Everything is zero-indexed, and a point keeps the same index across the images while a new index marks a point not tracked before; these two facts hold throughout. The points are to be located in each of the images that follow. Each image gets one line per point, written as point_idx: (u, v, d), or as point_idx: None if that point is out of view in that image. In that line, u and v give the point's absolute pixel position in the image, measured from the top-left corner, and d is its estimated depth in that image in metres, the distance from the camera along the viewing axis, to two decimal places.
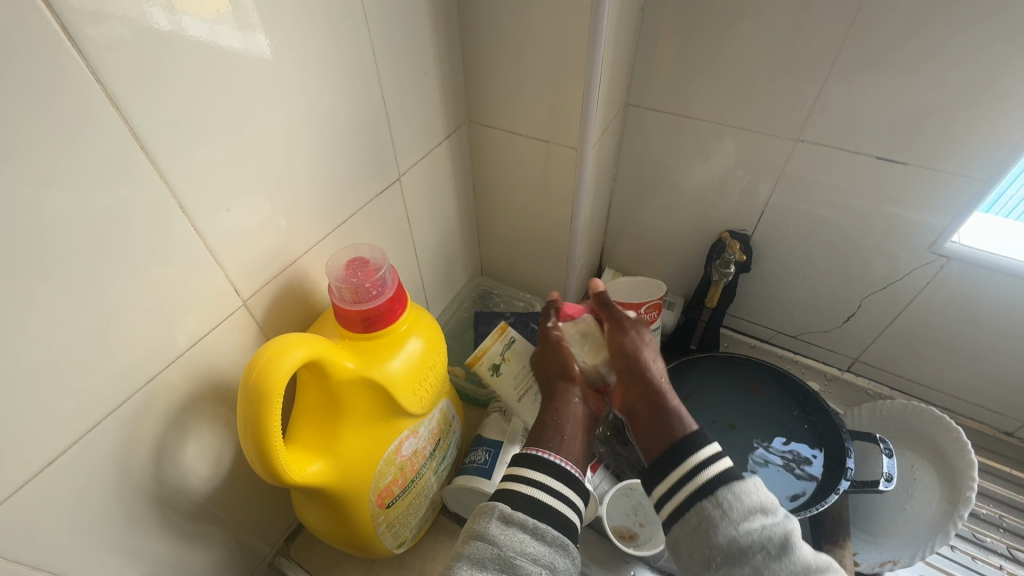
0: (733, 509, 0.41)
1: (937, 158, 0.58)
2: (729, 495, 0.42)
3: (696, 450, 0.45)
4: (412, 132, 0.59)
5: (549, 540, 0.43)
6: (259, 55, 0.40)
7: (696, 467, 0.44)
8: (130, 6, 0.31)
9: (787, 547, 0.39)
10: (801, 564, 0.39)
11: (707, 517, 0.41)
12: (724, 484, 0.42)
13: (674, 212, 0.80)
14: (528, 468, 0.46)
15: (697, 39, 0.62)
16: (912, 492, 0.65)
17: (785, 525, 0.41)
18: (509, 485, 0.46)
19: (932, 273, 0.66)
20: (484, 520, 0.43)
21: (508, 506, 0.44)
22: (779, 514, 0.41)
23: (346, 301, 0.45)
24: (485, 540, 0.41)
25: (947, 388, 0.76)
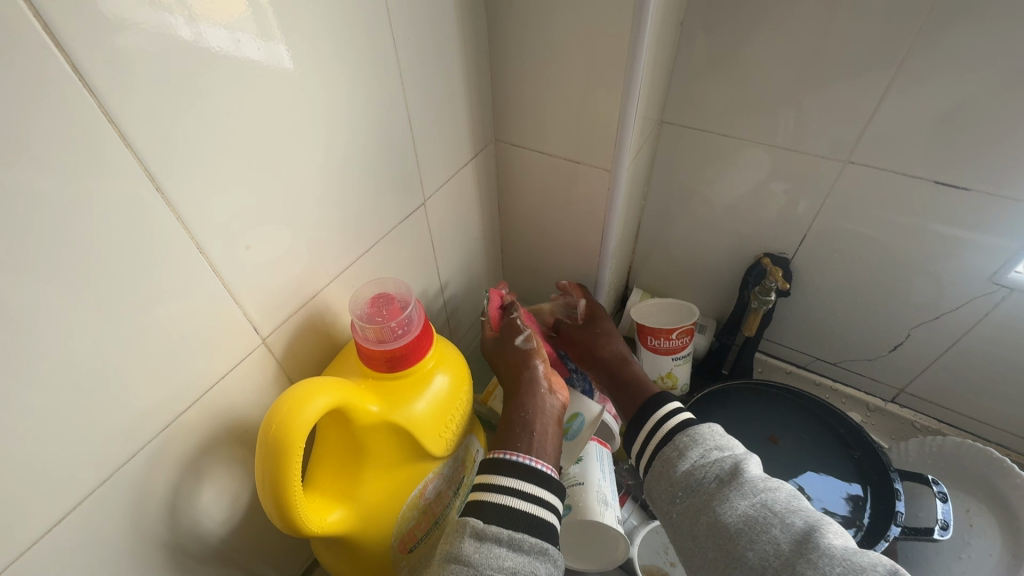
0: (688, 447, 0.50)
1: (1004, 184, 0.54)
2: (686, 438, 0.51)
3: (662, 404, 0.56)
4: (437, 155, 0.57)
5: (528, 548, 0.42)
6: (280, 69, 0.37)
7: (660, 420, 0.54)
8: (153, 16, 0.29)
9: (739, 470, 0.46)
10: (748, 482, 0.45)
11: (669, 458, 0.51)
12: (682, 430, 0.52)
13: (708, 233, 0.76)
14: (499, 473, 0.46)
15: (739, 54, 0.58)
16: (968, 539, 0.61)
17: (737, 457, 0.48)
18: (481, 496, 0.45)
19: (991, 304, 0.61)
20: (457, 540, 0.42)
21: (480, 521, 0.43)
22: (733, 450, 0.49)
23: (370, 341, 0.43)
24: (460, 562, 0.40)
25: (1002, 424, 0.71)
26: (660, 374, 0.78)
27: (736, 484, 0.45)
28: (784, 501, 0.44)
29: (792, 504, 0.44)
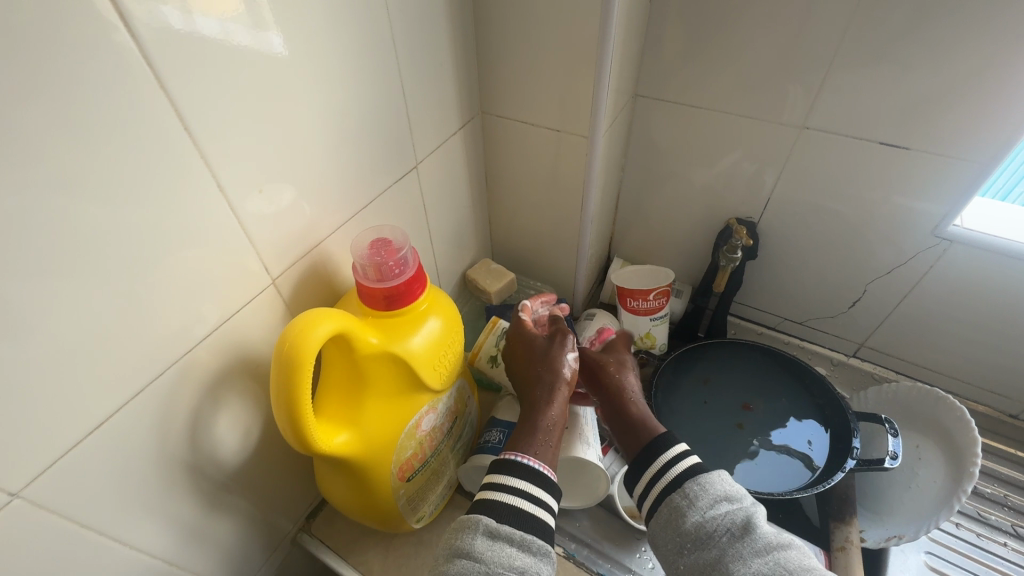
0: (698, 497, 0.51)
1: (941, 144, 0.59)
2: (696, 486, 0.52)
3: (669, 446, 0.56)
4: (428, 123, 0.61)
5: (534, 549, 0.47)
6: (272, 51, 0.41)
7: (668, 463, 0.55)
8: (144, 9, 0.32)
9: (749, 526, 0.49)
10: (761, 539, 0.48)
11: (677, 506, 0.52)
12: (692, 477, 0.53)
13: (681, 200, 0.81)
14: (509, 475, 0.51)
15: (704, 29, 0.64)
16: (917, 470, 0.67)
17: (746, 510, 0.50)
18: (491, 496, 0.50)
19: (935, 256, 0.67)
20: (469, 536, 0.47)
21: (494, 520, 0.48)
22: (740, 503, 0.51)
23: (370, 280, 0.48)
24: (473, 557, 0.45)
25: (951, 371, 0.77)
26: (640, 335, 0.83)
27: (745, 540, 0.48)
28: (796, 560, 0.46)
29: (807, 565, 0.46)
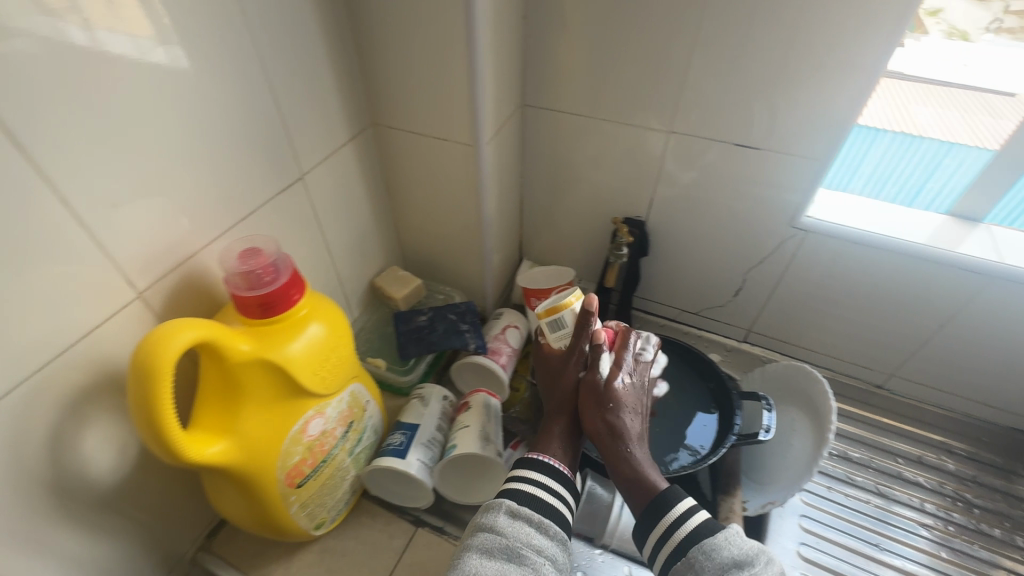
0: (704, 564, 0.48)
1: (786, 144, 0.66)
2: (705, 551, 0.48)
3: (678, 501, 0.52)
4: (310, 134, 0.63)
5: (552, 535, 0.51)
6: (176, 63, 0.46)
7: (676, 520, 0.51)
8: (48, 26, 0.36)
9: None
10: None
11: (689, 568, 0.48)
12: (702, 539, 0.49)
13: (577, 202, 0.86)
14: (533, 468, 0.56)
15: (574, 42, 0.68)
16: (790, 441, 0.72)
17: (760, 574, 0.46)
18: (517, 486, 0.54)
19: (795, 245, 0.75)
20: (493, 516, 0.51)
21: (515, 503, 0.52)
22: (755, 565, 0.47)
23: (241, 289, 0.49)
24: (494, 533, 0.50)
25: (826, 350, 0.85)
26: None
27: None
28: None
29: None
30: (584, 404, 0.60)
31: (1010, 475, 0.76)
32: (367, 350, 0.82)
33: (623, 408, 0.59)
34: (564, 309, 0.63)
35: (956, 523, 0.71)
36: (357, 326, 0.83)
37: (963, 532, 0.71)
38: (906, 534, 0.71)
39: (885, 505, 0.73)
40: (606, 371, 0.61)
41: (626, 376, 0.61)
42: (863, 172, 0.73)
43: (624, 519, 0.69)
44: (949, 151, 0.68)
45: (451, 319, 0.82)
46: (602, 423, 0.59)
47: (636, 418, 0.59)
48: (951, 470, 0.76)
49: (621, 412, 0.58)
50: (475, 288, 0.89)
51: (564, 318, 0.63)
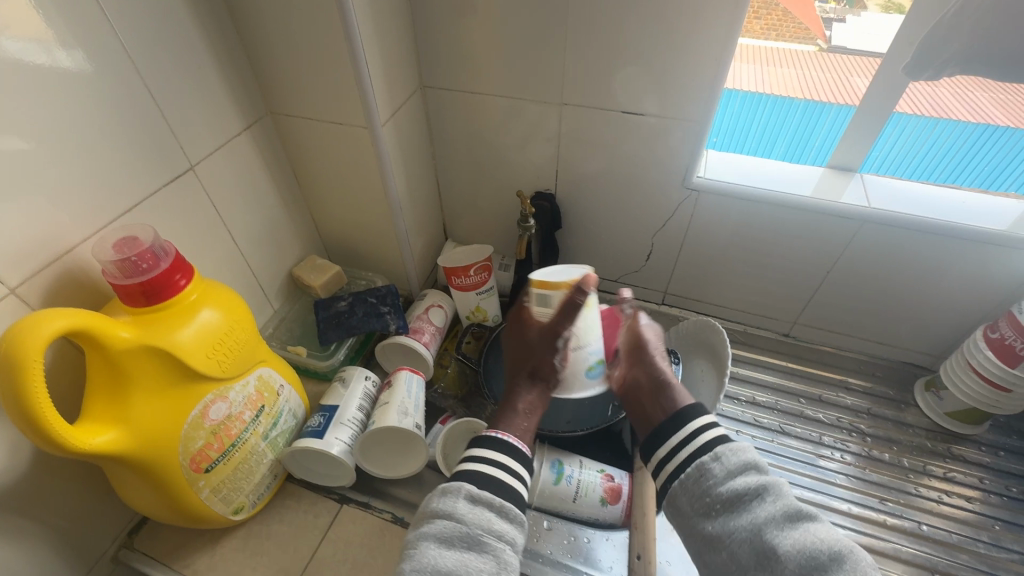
0: (729, 459, 0.47)
1: (667, 108, 0.70)
2: (726, 451, 0.48)
3: (696, 416, 0.52)
4: (197, 125, 0.63)
5: (512, 517, 0.50)
6: (55, 60, 0.48)
7: (696, 427, 0.51)
8: None
9: (780, 491, 0.44)
10: (795, 506, 0.43)
11: (704, 471, 0.48)
12: (722, 442, 0.49)
13: (489, 180, 0.88)
14: (490, 449, 0.55)
15: (459, 21, 0.70)
16: (700, 389, 0.76)
17: (778, 478, 0.46)
18: (475, 468, 0.53)
19: (692, 205, 0.79)
20: (452, 500, 0.50)
21: (475, 488, 0.51)
22: (776, 471, 0.46)
23: (119, 278, 0.49)
24: (454, 519, 0.49)
25: (735, 305, 0.91)
26: (471, 310, 0.88)
27: (776, 506, 0.43)
28: (827, 535, 0.41)
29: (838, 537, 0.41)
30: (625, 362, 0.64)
31: (900, 405, 0.82)
32: (289, 339, 0.83)
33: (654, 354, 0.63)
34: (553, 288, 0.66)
35: (852, 452, 0.77)
36: (278, 317, 0.84)
37: (858, 460, 0.77)
38: (807, 466, 0.76)
39: (788, 442, 0.79)
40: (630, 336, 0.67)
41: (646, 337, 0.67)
42: (814, 144, 0.77)
43: (544, 477, 0.70)
44: (846, 115, 0.71)
45: (372, 302, 0.83)
46: (639, 370, 0.62)
47: (621, 357, 0.62)
48: (849, 405, 0.82)
49: (651, 357, 0.63)
50: (398, 272, 0.91)
51: (552, 297, 0.66)
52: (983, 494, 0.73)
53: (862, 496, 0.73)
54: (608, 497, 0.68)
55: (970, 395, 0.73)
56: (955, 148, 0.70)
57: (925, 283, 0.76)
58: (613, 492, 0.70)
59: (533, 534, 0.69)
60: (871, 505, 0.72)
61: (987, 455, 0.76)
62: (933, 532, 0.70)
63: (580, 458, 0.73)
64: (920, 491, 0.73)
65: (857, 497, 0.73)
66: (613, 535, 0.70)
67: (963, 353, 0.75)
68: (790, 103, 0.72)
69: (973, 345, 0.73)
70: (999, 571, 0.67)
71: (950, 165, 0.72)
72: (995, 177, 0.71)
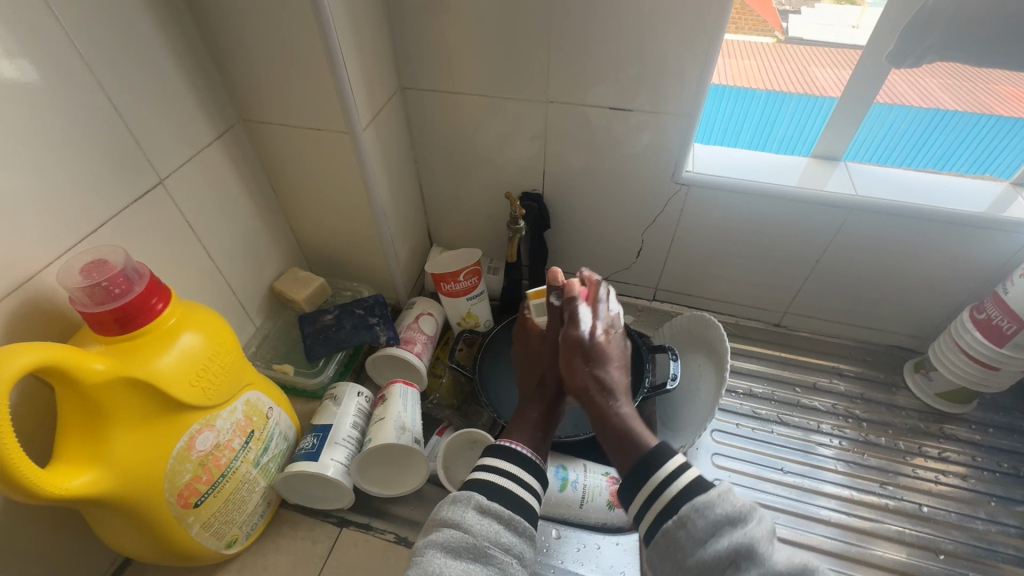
0: (695, 523, 0.47)
1: (654, 103, 0.69)
2: (693, 511, 0.47)
3: (664, 461, 0.51)
4: (164, 136, 0.59)
5: (520, 530, 0.51)
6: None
7: (661, 482, 0.50)
8: None
9: (753, 554, 0.44)
10: (770, 568, 0.43)
11: (675, 538, 0.47)
12: (689, 500, 0.48)
13: (475, 183, 0.86)
14: (504, 460, 0.55)
15: (436, 19, 0.67)
16: (699, 385, 0.75)
17: (749, 535, 0.45)
18: (489, 478, 0.53)
19: (681, 200, 0.78)
20: (461, 510, 0.51)
21: (485, 498, 0.52)
22: (746, 525, 0.46)
23: (90, 306, 0.45)
24: (462, 529, 0.49)
25: (726, 297, 0.91)
26: (462, 316, 0.86)
27: (750, 573, 0.43)
28: None
29: None
30: (569, 364, 0.61)
31: (891, 388, 0.84)
32: (274, 357, 0.80)
33: (610, 363, 0.61)
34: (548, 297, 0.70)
35: (849, 438, 0.78)
36: (261, 334, 0.80)
37: (856, 445, 0.78)
38: (807, 455, 0.77)
39: (786, 432, 0.79)
40: (587, 325, 0.62)
41: (605, 328, 0.63)
42: (777, 135, 0.77)
43: (550, 485, 0.68)
44: (822, 109, 0.73)
45: (360, 314, 0.80)
46: (592, 378, 0.60)
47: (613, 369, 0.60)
48: (842, 391, 0.83)
49: (607, 366, 0.60)
50: (384, 280, 0.88)
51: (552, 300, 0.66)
52: (975, 471, 0.75)
53: (862, 482, 0.74)
54: (615, 500, 0.67)
55: (959, 373, 0.75)
56: (909, 134, 0.73)
57: (911, 268, 0.77)
58: None
59: (542, 544, 0.68)
60: (871, 490, 0.73)
61: (977, 433, 0.78)
62: (932, 512, 0.71)
63: (583, 462, 0.71)
64: (917, 472, 0.75)
65: (857, 483, 0.74)
66: (621, 538, 0.69)
67: (950, 334, 0.76)
68: (751, 94, 0.73)
69: (960, 325, 0.74)
70: (996, 546, 0.68)
71: (908, 149, 0.74)
72: (949, 159, 0.73)
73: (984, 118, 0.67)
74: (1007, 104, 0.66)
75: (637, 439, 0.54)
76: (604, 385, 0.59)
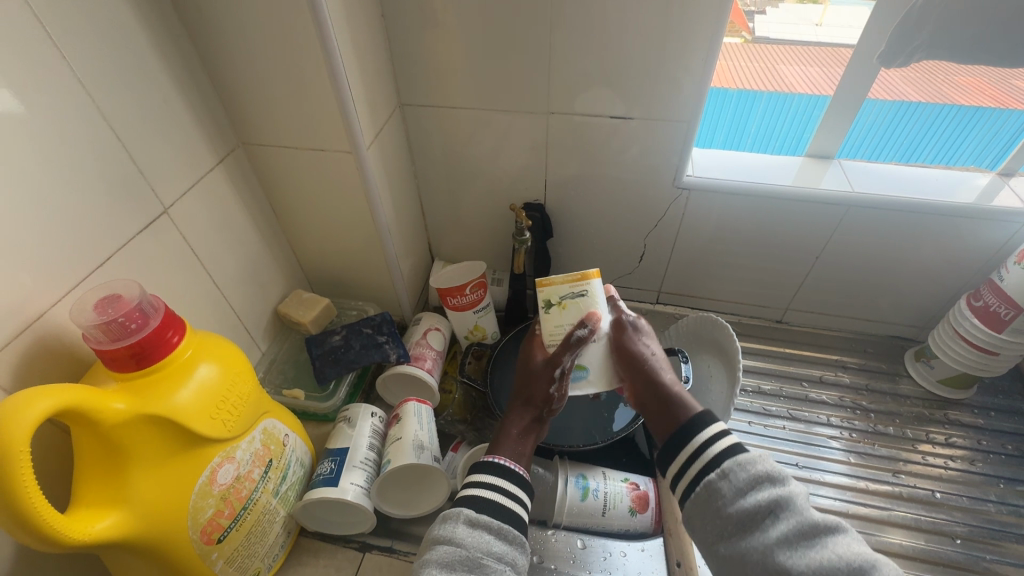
0: (737, 476, 0.46)
1: (654, 111, 0.70)
2: (734, 466, 0.47)
3: (705, 425, 0.51)
4: (166, 164, 0.58)
5: (510, 538, 0.51)
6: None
7: (706, 440, 0.49)
8: None
9: (792, 505, 0.44)
10: (808, 521, 0.43)
11: (715, 489, 0.47)
12: (730, 457, 0.48)
13: (476, 196, 0.86)
14: (490, 474, 0.54)
15: (435, 37, 0.68)
16: (711, 386, 0.76)
17: (790, 490, 0.45)
18: (478, 493, 0.53)
19: (682, 204, 0.79)
20: (451, 525, 0.50)
21: (472, 511, 0.51)
22: (788, 483, 0.45)
23: (106, 345, 0.45)
24: (454, 544, 0.49)
25: (728, 297, 0.93)
26: (469, 330, 0.85)
27: (789, 523, 0.43)
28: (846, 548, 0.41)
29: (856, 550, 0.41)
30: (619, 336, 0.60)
31: (894, 377, 0.86)
32: (283, 382, 0.78)
33: (650, 338, 0.61)
34: (549, 286, 0.62)
35: (858, 429, 0.80)
36: (267, 360, 0.79)
37: (865, 436, 0.79)
38: (819, 449, 0.78)
39: (798, 427, 0.80)
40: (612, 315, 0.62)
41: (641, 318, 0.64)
42: (750, 130, 0.79)
43: (571, 494, 0.68)
44: (819, 104, 0.74)
45: (367, 333, 0.79)
46: (644, 347, 0.59)
47: (655, 343, 0.61)
48: (847, 383, 0.85)
49: (647, 338, 0.61)
50: (389, 298, 0.87)
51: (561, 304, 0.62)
52: (981, 454, 0.77)
53: (874, 472, 0.75)
54: (637, 506, 0.67)
55: (960, 360, 0.77)
56: (878, 126, 0.75)
57: (908, 260, 0.79)
58: (641, 500, 0.69)
59: (568, 555, 0.67)
60: (884, 479, 0.74)
61: (980, 417, 0.81)
62: (946, 498, 0.72)
63: (602, 469, 0.71)
64: (926, 459, 0.76)
65: (870, 473, 0.75)
66: (646, 544, 0.69)
67: (949, 321, 0.79)
68: (723, 93, 0.74)
69: (958, 313, 0.76)
70: (1009, 526, 0.70)
71: (876, 140, 0.77)
72: (912, 151, 0.76)
73: (946, 108, 0.70)
74: (965, 95, 0.69)
75: (680, 402, 0.54)
76: (653, 353, 0.59)
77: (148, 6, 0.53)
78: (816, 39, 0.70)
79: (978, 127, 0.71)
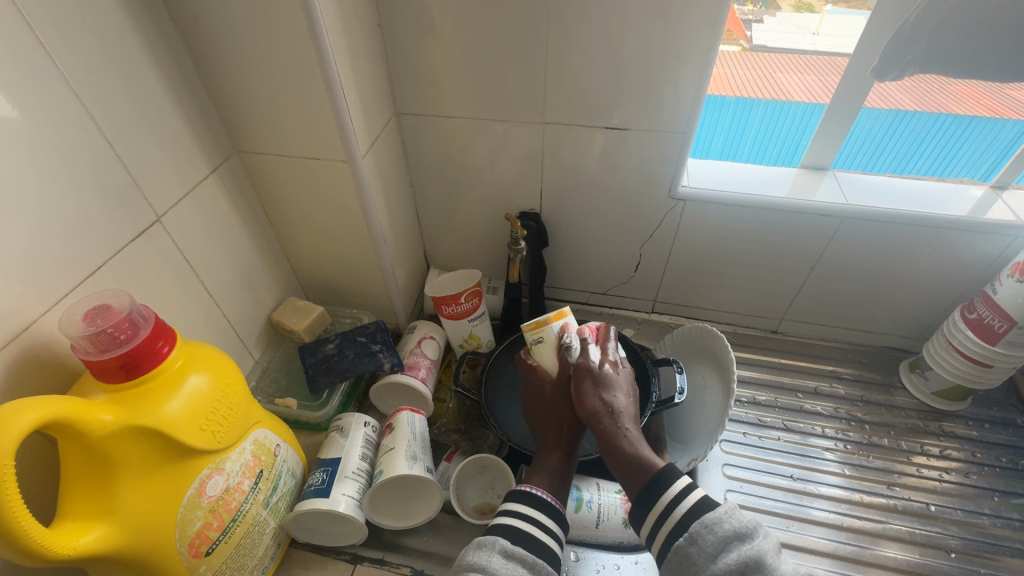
0: (705, 539, 0.47)
1: (649, 121, 0.70)
2: (701, 528, 0.47)
3: (670, 481, 0.52)
4: (160, 172, 0.58)
5: (542, 573, 0.50)
6: None
7: (673, 499, 0.51)
8: None
9: (759, 566, 0.43)
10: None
11: (686, 555, 0.47)
12: (698, 518, 0.48)
13: (471, 205, 0.86)
14: (531, 506, 0.55)
15: (430, 46, 0.68)
16: (706, 397, 0.76)
17: (755, 547, 0.44)
18: (516, 525, 0.53)
19: (678, 214, 0.79)
20: (486, 554, 0.50)
21: (509, 542, 0.51)
22: (754, 538, 0.45)
23: (95, 356, 0.44)
24: (488, 572, 0.48)
25: (724, 307, 0.93)
26: (464, 338, 0.85)
27: None
28: None
29: None
30: (579, 387, 0.61)
31: (890, 388, 0.86)
32: (276, 391, 0.78)
33: (618, 388, 0.61)
34: (547, 326, 0.65)
35: (853, 441, 0.80)
36: (261, 368, 0.78)
37: (860, 448, 0.79)
38: (814, 460, 0.77)
39: (793, 439, 0.80)
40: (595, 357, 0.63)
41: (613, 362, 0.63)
42: (747, 138, 0.79)
43: (564, 506, 0.67)
44: (816, 112, 0.74)
45: (361, 342, 0.79)
46: (602, 402, 0.59)
47: (621, 393, 0.60)
48: (842, 394, 0.85)
49: (615, 390, 0.60)
50: (384, 305, 0.87)
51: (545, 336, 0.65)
52: (975, 467, 0.76)
53: (870, 484, 0.75)
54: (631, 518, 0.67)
55: (954, 372, 0.77)
56: (872, 136, 0.76)
57: (903, 272, 0.79)
58: None
59: (561, 568, 0.67)
60: (879, 492, 0.74)
61: (975, 429, 0.81)
62: (940, 511, 0.72)
63: (596, 480, 0.71)
64: (921, 471, 0.76)
65: (865, 485, 0.75)
66: (640, 556, 0.68)
67: (944, 333, 0.79)
68: (721, 101, 0.75)
69: (952, 325, 0.77)
70: (1003, 540, 0.70)
71: (870, 151, 0.77)
72: (907, 163, 0.77)
73: (941, 119, 0.70)
74: (963, 105, 0.69)
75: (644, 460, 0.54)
76: (611, 409, 0.59)
77: (143, 15, 0.53)
78: (813, 48, 0.71)
79: (973, 138, 0.72)
